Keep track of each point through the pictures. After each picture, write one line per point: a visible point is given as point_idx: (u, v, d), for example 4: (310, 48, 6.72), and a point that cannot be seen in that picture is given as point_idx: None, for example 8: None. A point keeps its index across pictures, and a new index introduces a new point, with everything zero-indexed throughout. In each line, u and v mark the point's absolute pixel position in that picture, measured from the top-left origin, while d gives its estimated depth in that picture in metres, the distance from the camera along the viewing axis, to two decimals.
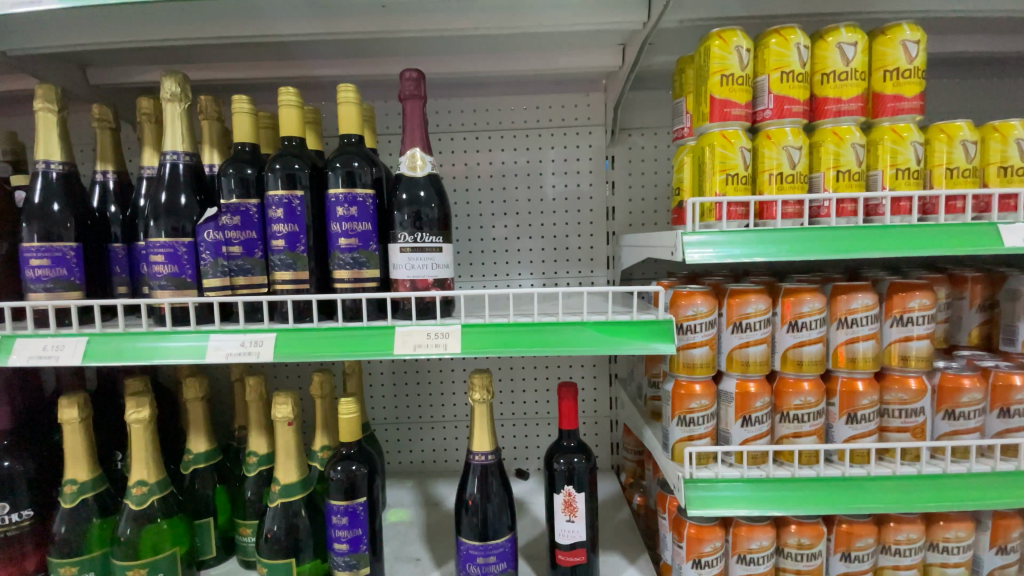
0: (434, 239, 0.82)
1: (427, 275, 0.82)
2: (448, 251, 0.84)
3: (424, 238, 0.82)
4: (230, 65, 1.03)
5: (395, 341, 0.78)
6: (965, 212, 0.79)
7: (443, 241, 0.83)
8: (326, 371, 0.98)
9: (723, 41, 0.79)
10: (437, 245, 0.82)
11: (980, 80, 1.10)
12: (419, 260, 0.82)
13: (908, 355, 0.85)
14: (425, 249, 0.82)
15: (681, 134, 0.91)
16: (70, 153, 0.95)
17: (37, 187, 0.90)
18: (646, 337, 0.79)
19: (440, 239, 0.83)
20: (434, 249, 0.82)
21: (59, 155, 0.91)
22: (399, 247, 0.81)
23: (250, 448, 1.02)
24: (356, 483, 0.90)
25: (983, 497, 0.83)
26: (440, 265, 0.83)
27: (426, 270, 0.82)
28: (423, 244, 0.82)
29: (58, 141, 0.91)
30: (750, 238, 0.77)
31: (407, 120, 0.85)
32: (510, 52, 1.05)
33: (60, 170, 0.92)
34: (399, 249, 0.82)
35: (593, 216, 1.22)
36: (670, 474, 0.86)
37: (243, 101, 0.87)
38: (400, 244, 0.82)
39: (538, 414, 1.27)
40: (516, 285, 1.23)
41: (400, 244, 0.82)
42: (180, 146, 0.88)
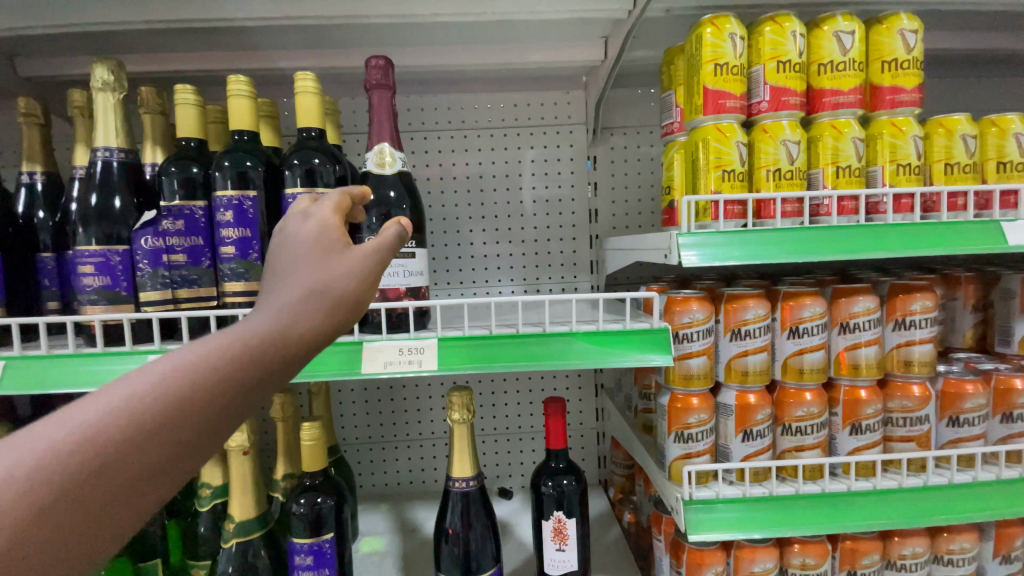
0: (405, 244, 0.74)
1: (399, 284, 0.74)
2: (422, 258, 0.76)
3: None
4: (176, 56, 0.93)
5: (363, 359, 0.69)
6: (967, 209, 0.75)
7: (416, 246, 0.75)
8: (289, 391, 0.88)
9: (716, 29, 0.74)
10: (410, 251, 0.74)
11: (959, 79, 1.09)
12: (390, 267, 0.73)
13: (911, 360, 0.81)
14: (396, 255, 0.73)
15: (671, 128, 0.86)
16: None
17: None
18: (640, 347, 0.72)
19: (413, 244, 0.75)
20: (407, 254, 0.74)
21: None
22: None
23: (203, 480, 0.91)
24: (322, 517, 0.80)
25: (992, 508, 0.78)
26: (413, 273, 0.75)
27: (397, 278, 0.74)
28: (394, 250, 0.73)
29: None
30: (751, 240, 0.71)
31: (373, 112, 0.77)
32: (485, 44, 0.98)
33: None
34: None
35: (576, 218, 1.16)
36: (667, 495, 0.80)
37: (189, 91, 0.78)
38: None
39: (522, 429, 1.19)
40: (496, 292, 1.15)
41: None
42: (114, 141, 0.78)
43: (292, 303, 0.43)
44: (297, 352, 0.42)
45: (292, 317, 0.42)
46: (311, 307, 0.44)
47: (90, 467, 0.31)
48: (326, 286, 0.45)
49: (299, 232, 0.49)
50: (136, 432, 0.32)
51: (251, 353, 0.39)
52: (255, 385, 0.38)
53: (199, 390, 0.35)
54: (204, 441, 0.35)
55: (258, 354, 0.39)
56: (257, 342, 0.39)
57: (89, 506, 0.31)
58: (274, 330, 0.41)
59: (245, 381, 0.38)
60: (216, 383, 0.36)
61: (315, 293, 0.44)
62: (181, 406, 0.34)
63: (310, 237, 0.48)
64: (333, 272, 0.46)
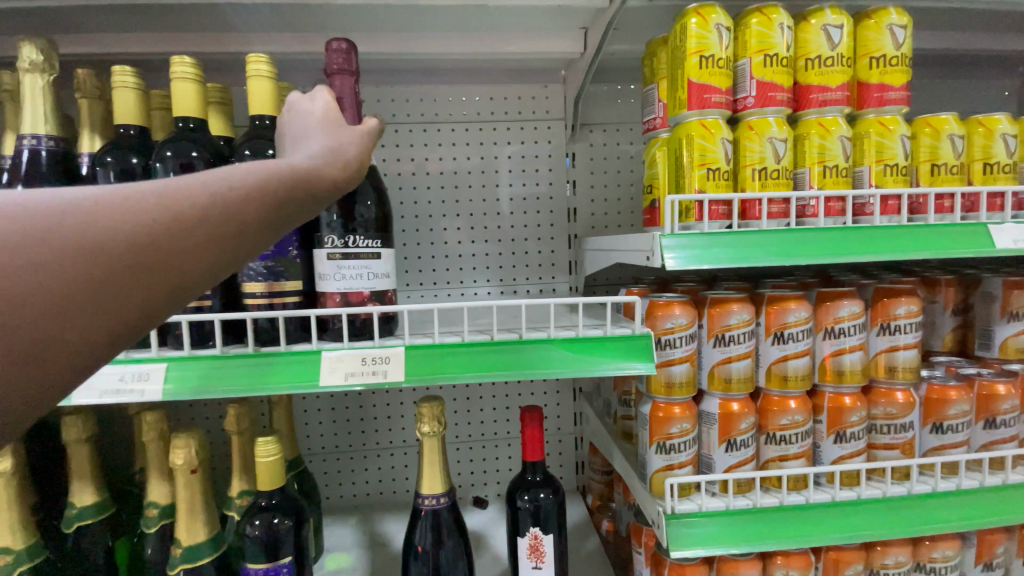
0: (370, 243, 0.68)
1: (361, 288, 0.68)
2: (388, 258, 0.70)
3: (358, 242, 0.67)
4: (119, 36, 0.85)
5: (321, 370, 0.64)
6: (954, 211, 0.73)
7: (382, 246, 0.69)
8: (245, 402, 0.81)
9: (701, 19, 0.70)
10: (374, 250, 0.68)
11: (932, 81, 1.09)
12: (351, 269, 0.67)
13: (895, 365, 0.79)
14: (359, 255, 0.67)
15: (654, 124, 0.82)
16: None
17: None
18: (621, 355, 0.68)
19: (378, 243, 0.69)
20: (371, 254, 0.68)
21: None
22: (326, 253, 0.67)
23: (149, 499, 0.84)
24: (280, 540, 0.74)
25: (975, 516, 0.77)
26: (378, 275, 0.69)
27: (360, 281, 0.68)
28: (357, 249, 0.67)
29: None
30: (737, 242, 0.68)
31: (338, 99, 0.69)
32: (460, 32, 0.92)
33: None
34: (325, 255, 0.67)
35: (554, 217, 1.11)
36: (649, 508, 0.77)
37: (128, 73, 0.71)
38: (327, 249, 0.67)
39: (497, 436, 1.14)
40: (471, 293, 1.10)
41: (327, 249, 0.67)
42: (42, 128, 0.70)
43: (313, 152, 0.48)
44: (324, 190, 0.47)
45: (320, 162, 0.47)
46: (332, 162, 0.49)
47: (170, 221, 0.36)
48: (338, 146, 0.50)
49: (309, 108, 0.53)
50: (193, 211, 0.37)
51: (289, 178, 0.43)
52: (291, 204, 0.44)
53: (246, 193, 0.40)
54: (257, 230, 0.41)
55: (292, 180, 0.44)
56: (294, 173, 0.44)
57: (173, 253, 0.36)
58: (307, 167, 0.46)
59: (282, 196, 0.43)
60: (260, 192, 0.41)
61: (331, 150, 0.49)
62: (232, 201, 0.39)
63: (318, 112, 0.53)
64: (342, 137, 0.51)
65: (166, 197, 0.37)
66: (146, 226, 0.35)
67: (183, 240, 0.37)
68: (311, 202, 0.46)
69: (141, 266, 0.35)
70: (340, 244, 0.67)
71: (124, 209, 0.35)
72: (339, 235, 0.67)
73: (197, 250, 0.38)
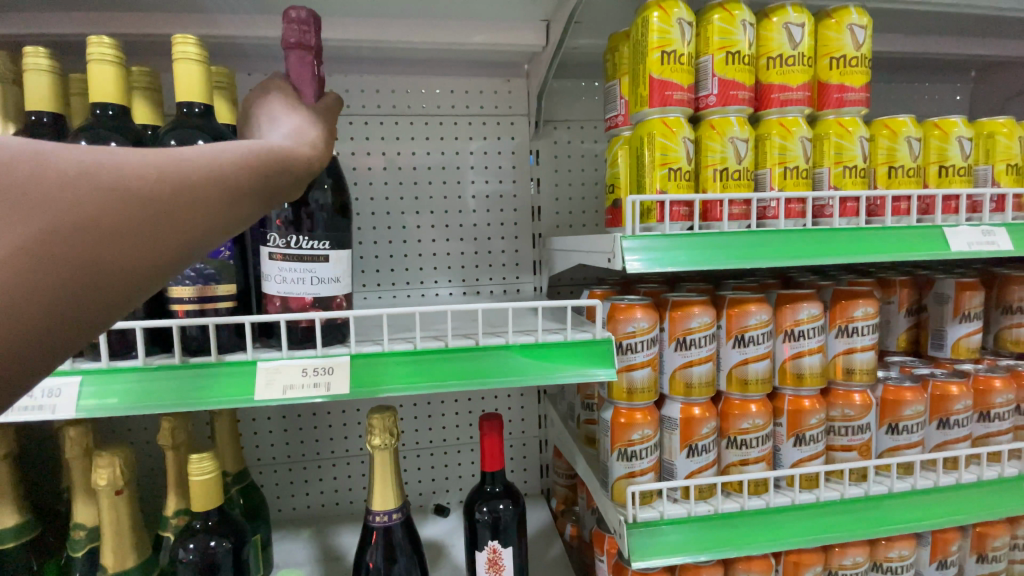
0: (316, 244, 0.62)
1: (304, 293, 0.63)
2: (339, 262, 0.64)
3: (300, 242, 0.61)
4: (34, 15, 0.77)
5: (257, 383, 0.59)
6: (910, 214, 0.73)
7: (330, 248, 0.63)
8: (181, 414, 0.75)
9: (663, 12, 0.68)
10: (320, 253, 0.62)
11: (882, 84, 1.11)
12: (294, 272, 0.62)
13: (853, 367, 0.79)
14: (303, 257, 0.62)
15: (615, 121, 0.79)
16: None
17: None
18: (582, 362, 0.65)
19: (326, 245, 0.62)
20: (318, 257, 0.62)
21: None
22: (269, 252, 0.62)
23: (75, 520, 0.77)
24: (217, 565, 0.69)
25: (929, 516, 0.78)
26: (324, 280, 0.63)
27: (303, 286, 0.62)
28: (301, 251, 0.61)
29: None
30: (697, 244, 0.66)
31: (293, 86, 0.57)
32: (416, 20, 0.88)
33: None
34: (268, 254, 0.62)
35: (518, 216, 1.08)
36: (610, 517, 0.75)
37: (41, 55, 0.64)
38: (270, 247, 0.62)
39: (459, 441, 1.11)
40: (432, 294, 1.06)
41: (269, 247, 0.62)
42: None
43: (298, 132, 0.51)
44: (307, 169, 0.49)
45: (299, 141, 0.50)
46: (315, 137, 0.52)
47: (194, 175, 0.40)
48: (317, 122, 0.54)
49: (271, 97, 0.55)
50: (193, 179, 0.40)
51: (274, 154, 0.46)
52: (279, 180, 0.46)
53: (240, 165, 0.43)
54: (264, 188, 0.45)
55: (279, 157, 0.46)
56: (278, 149, 0.47)
57: (200, 200, 0.40)
58: (286, 146, 0.48)
59: (274, 168, 0.46)
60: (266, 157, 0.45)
61: (310, 123, 0.53)
62: (226, 173, 0.42)
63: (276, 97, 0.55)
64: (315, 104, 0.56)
65: (166, 167, 0.39)
66: (167, 179, 0.38)
67: (196, 197, 0.40)
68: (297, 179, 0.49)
69: (163, 214, 0.38)
70: (283, 243, 0.61)
71: (134, 170, 0.37)
72: (283, 233, 0.62)
73: (198, 216, 0.40)
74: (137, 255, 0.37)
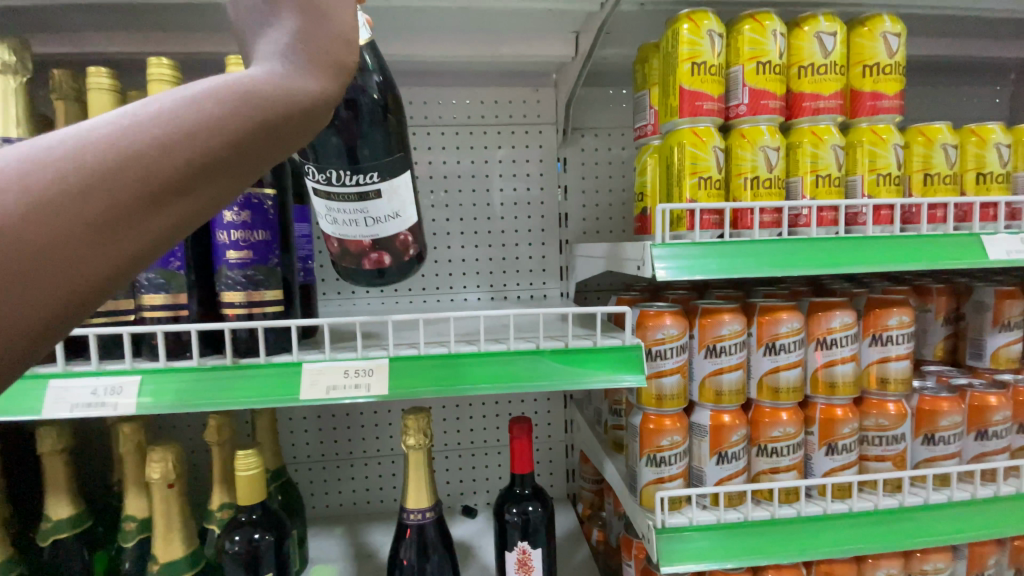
0: (363, 179, 0.58)
1: (359, 233, 0.60)
2: (393, 197, 0.59)
3: (346, 178, 0.58)
4: (97, 37, 0.83)
5: (302, 384, 0.62)
6: (946, 222, 0.72)
7: (380, 181, 0.58)
8: (226, 412, 0.79)
9: (693, 25, 0.69)
10: (370, 189, 0.58)
11: (916, 89, 1.11)
12: (345, 210, 0.59)
13: (887, 377, 0.78)
14: (350, 195, 0.58)
15: (645, 131, 0.81)
16: None
17: None
18: (613, 368, 0.67)
19: (375, 178, 0.58)
20: (369, 193, 0.58)
21: None
22: (313, 188, 0.60)
23: (127, 512, 0.81)
24: (260, 556, 0.73)
25: (966, 529, 0.77)
26: (379, 220, 0.59)
27: (357, 225, 0.60)
28: (348, 189, 0.58)
29: None
30: (728, 252, 0.66)
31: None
32: (449, 35, 0.91)
33: None
34: (316, 194, 0.60)
35: (545, 222, 1.10)
36: (639, 522, 0.75)
37: (103, 75, 0.69)
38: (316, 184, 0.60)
39: (487, 443, 1.12)
40: (460, 299, 1.09)
41: (315, 185, 0.59)
42: (13, 131, 0.67)
43: (294, 38, 0.35)
44: (308, 114, 0.35)
45: (298, 67, 0.35)
46: (318, 44, 0.36)
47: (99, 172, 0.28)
48: (323, 10, 0.36)
49: None
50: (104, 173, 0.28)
51: (229, 110, 0.32)
52: (246, 151, 0.33)
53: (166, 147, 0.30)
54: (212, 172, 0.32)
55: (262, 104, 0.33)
56: (260, 87, 0.33)
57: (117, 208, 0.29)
58: (263, 83, 0.33)
59: (224, 138, 0.32)
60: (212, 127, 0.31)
61: (313, 15, 0.36)
62: (145, 160, 0.29)
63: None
64: None
65: (58, 161, 0.27)
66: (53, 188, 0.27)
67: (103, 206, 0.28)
68: (299, 131, 0.35)
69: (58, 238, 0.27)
70: (327, 182, 0.58)
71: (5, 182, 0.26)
72: (325, 167, 0.59)
73: (123, 224, 0.29)
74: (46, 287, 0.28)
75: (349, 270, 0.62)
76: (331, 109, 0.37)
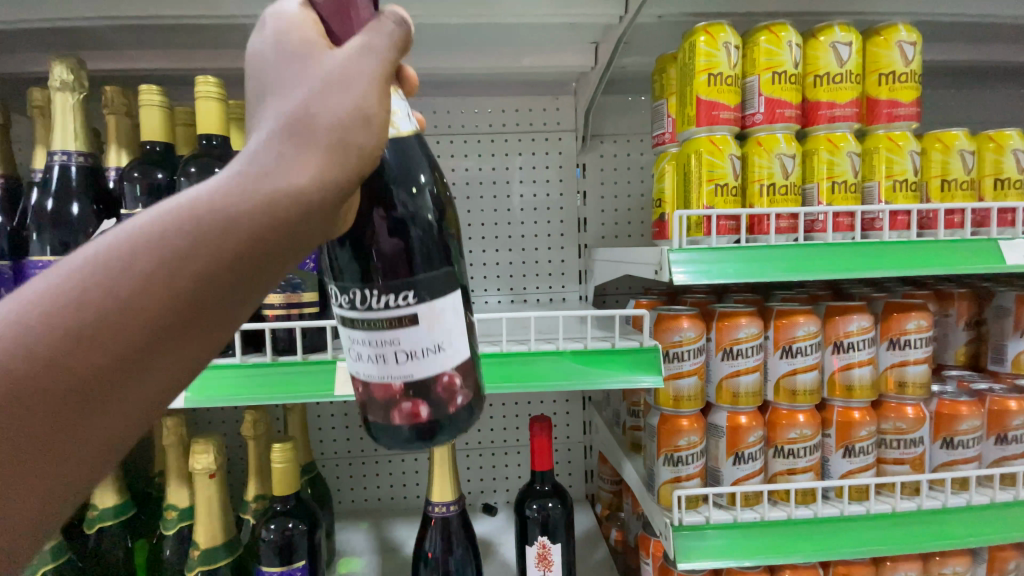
0: (396, 301, 0.40)
1: (389, 379, 0.41)
2: (434, 324, 0.41)
3: (372, 299, 0.40)
4: (145, 53, 0.88)
5: (336, 380, 0.66)
6: (964, 227, 0.73)
7: (417, 304, 0.40)
8: (261, 408, 0.83)
9: (709, 37, 0.71)
10: (405, 313, 0.40)
11: (938, 92, 1.11)
12: (371, 347, 0.41)
13: (905, 380, 0.79)
14: (376, 322, 0.40)
15: (663, 139, 0.83)
16: (10, 163, 0.89)
17: None
18: (631, 369, 0.69)
19: (410, 300, 0.40)
20: (402, 320, 0.40)
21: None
22: (335, 313, 0.43)
23: (169, 502, 0.85)
24: (294, 544, 0.77)
25: (986, 533, 0.77)
26: (414, 355, 0.41)
27: (386, 369, 0.41)
28: (374, 314, 0.40)
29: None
30: (744, 257, 0.68)
31: (322, 12, 0.36)
32: (473, 47, 0.95)
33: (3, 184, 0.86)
34: (339, 322, 0.43)
35: (564, 227, 1.12)
36: (656, 520, 0.77)
37: (154, 92, 0.74)
38: (339, 307, 0.43)
39: (507, 443, 1.15)
40: (482, 303, 1.12)
41: (338, 310, 0.42)
42: (72, 145, 0.73)
43: (300, 119, 0.32)
44: (300, 217, 0.32)
45: (295, 157, 0.32)
46: (321, 124, 0.32)
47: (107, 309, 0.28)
48: (336, 86, 0.33)
49: (278, 42, 0.35)
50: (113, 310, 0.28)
51: (224, 223, 0.30)
52: (253, 260, 0.31)
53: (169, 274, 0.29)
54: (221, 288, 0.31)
55: (243, 220, 0.30)
56: (258, 189, 0.31)
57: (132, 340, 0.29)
58: (263, 184, 0.31)
59: (225, 252, 0.30)
60: (212, 241, 0.30)
61: (324, 91, 0.32)
62: (151, 291, 0.29)
63: (279, 28, 0.36)
64: (339, 58, 0.33)
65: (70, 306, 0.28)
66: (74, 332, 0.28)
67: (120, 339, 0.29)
68: (293, 238, 0.32)
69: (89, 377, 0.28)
70: (350, 306, 0.41)
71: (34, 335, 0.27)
72: (346, 286, 0.41)
73: (144, 349, 0.29)
74: (90, 422, 0.29)
75: (375, 424, 0.43)
76: (335, 197, 0.33)
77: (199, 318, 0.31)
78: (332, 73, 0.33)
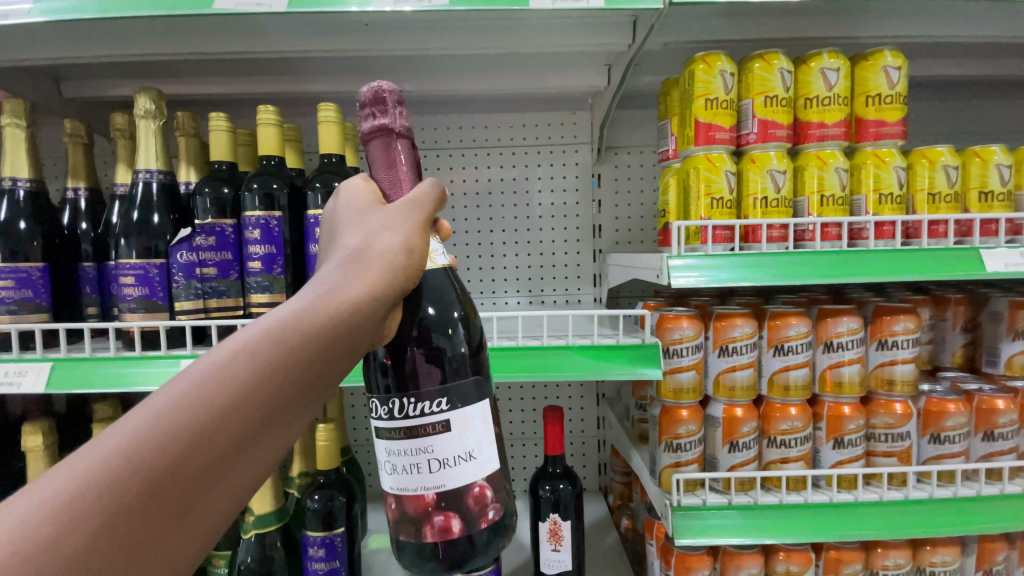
0: (431, 408, 0.49)
1: (425, 484, 0.50)
2: (464, 431, 0.50)
3: (410, 407, 0.49)
4: (210, 80, 1.00)
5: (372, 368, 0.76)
6: (947, 236, 0.79)
7: (448, 409, 0.50)
8: None
9: (707, 65, 0.79)
10: (438, 419, 0.49)
11: (943, 104, 1.15)
12: (408, 454, 0.50)
13: (893, 378, 0.85)
14: (415, 429, 0.49)
15: (667, 155, 0.91)
16: (93, 176, 1.02)
17: (69, 212, 0.99)
18: (633, 362, 0.77)
19: (442, 404, 0.49)
20: (436, 426, 0.49)
21: (85, 180, 0.99)
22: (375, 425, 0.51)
23: None
24: (334, 513, 0.87)
25: (970, 523, 0.82)
26: (446, 463, 0.49)
27: (422, 474, 0.50)
28: (412, 421, 0.49)
29: (84, 166, 0.99)
30: (737, 263, 0.76)
31: (381, 185, 0.52)
32: (497, 70, 1.04)
33: (87, 196, 0.99)
34: (377, 432, 0.51)
35: (580, 233, 1.21)
36: (659, 501, 0.85)
37: (221, 119, 0.85)
38: (378, 419, 0.51)
39: (526, 434, 1.24)
40: (502, 303, 1.21)
41: (377, 422, 0.51)
42: (153, 165, 0.86)
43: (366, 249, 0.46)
44: (358, 324, 0.43)
45: (361, 275, 0.45)
46: (381, 250, 0.46)
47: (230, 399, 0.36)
48: (392, 225, 0.48)
49: (345, 205, 0.51)
50: (234, 397, 0.36)
51: (313, 329, 0.41)
52: (327, 356, 0.42)
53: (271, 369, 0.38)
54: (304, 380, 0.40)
55: (320, 331, 0.41)
56: (334, 302, 0.42)
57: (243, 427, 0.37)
58: (340, 298, 0.43)
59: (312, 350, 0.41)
60: (303, 342, 0.40)
61: (383, 229, 0.47)
62: (260, 382, 0.38)
63: (346, 196, 0.52)
64: (394, 208, 0.49)
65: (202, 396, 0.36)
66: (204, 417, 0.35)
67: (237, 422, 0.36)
68: (350, 344, 0.43)
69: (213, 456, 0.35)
70: (390, 417, 0.50)
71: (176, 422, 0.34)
72: (385, 397, 0.50)
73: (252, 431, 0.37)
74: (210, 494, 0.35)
75: (410, 535, 0.52)
76: (385, 305, 0.45)
77: (283, 411, 0.39)
78: (388, 219, 0.48)
